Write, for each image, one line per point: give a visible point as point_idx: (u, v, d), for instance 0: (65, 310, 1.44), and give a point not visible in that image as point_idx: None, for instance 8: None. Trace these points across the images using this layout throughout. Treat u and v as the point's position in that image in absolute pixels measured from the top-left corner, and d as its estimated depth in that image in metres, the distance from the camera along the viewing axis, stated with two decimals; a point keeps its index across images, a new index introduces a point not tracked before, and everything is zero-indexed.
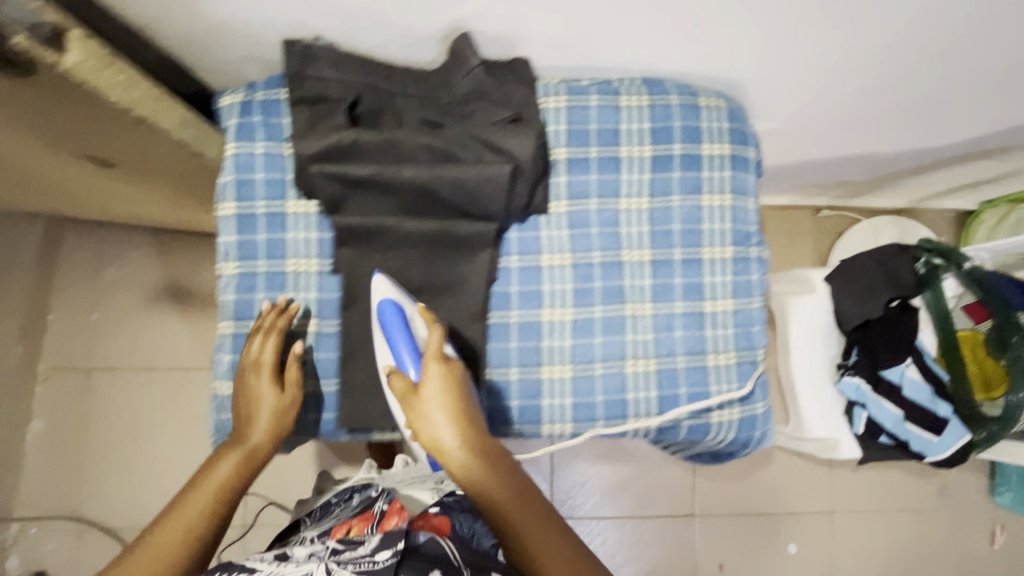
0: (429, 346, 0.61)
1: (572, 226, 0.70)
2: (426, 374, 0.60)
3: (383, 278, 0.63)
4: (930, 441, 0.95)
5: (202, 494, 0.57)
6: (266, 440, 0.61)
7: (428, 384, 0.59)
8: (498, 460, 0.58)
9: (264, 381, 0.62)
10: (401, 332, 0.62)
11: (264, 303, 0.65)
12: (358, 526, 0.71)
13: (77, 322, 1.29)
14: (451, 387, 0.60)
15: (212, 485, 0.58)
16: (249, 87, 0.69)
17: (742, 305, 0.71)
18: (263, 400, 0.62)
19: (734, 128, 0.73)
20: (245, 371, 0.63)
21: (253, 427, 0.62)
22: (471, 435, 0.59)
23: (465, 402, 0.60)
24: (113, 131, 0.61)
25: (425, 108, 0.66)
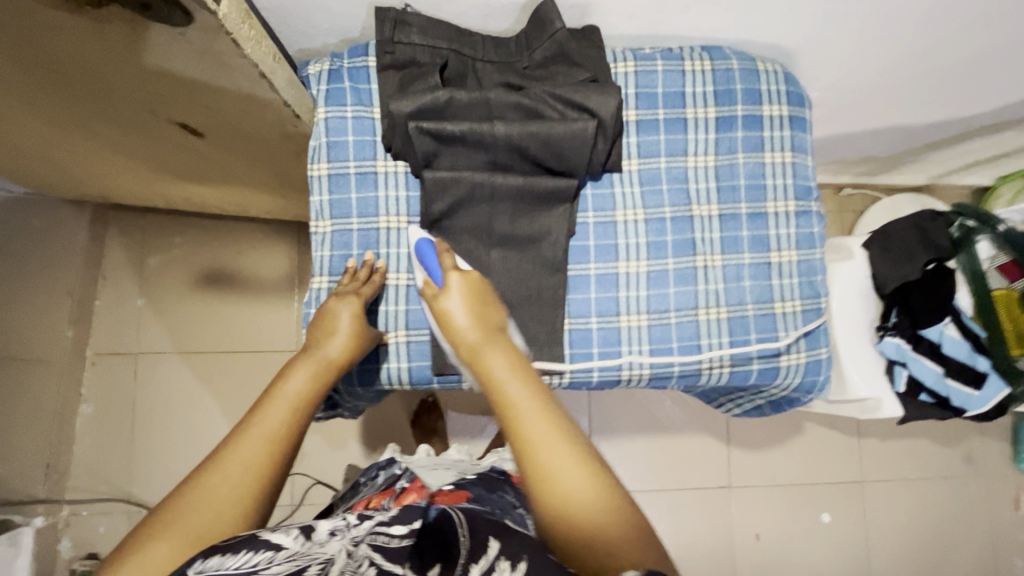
0: (443, 263, 0.63)
1: (643, 183, 0.74)
2: (445, 283, 0.61)
3: (420, 228, 0.67)
4: (971, 395, 1.00)
5: (281, 404, 0.56)
6: (340, 356, 0.63)
7: (449, 289, 0.61)
8: (513, 359, 0.56)
9: (349, 309, 0.65)
10: (430, 261, 0.64)
11: (353, 261, 0.68)
12: (378, 500, 0.74)
13: (124, 307, 1.31)
14: (471, 292, 0.61)
15: (290, 395, 0.57)
16: (335, 55, 0.71)
17: (806, 256, 0.76)
18: (342, 323, 0.64)
19: (791, 91, 0.76)
20: (328, 298, 0.66)
21: (333, 344, 0.63)
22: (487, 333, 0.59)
23: (484, 306, 0.61)
24: (222, 95, 0.64)
25: (504, 72, 0.69)
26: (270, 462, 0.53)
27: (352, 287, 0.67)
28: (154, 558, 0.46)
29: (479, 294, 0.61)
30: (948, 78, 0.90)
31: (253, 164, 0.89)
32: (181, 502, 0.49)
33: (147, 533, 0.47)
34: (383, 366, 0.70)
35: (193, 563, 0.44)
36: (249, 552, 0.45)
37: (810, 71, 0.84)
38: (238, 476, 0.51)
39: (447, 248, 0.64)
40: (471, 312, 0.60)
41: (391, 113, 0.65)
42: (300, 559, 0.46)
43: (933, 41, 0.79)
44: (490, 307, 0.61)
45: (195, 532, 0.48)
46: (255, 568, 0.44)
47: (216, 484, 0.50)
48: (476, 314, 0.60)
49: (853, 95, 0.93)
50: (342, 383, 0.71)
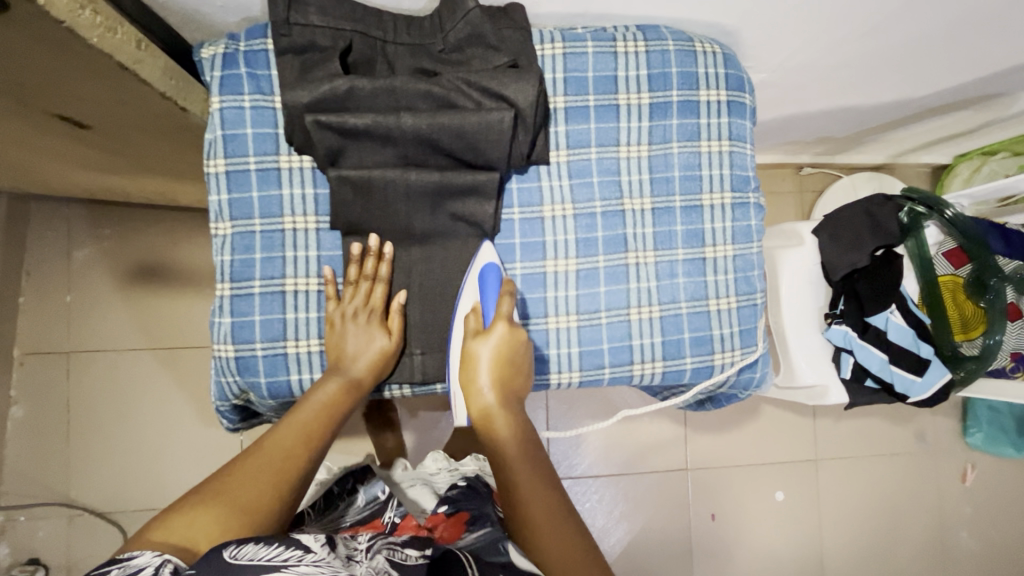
0: (499, 307, 0.64)
1: (572, 176, 0.70)
2: (490, 329, 0.63)
3: (491, 246, 0.67)
4: (914, 381, 0.98)
5: (313, 407, 0.61)
6: (367, 373, 0.65)
7: (489, 339, 0.63)
8: (518, 427, 0.64)
9: (381, 339, 0.65)
10: (489, 288, 0.66)
11: (358, 248, 0.65)
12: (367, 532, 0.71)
13: (53, 304, 1.23)
14: (510, 347, 0.64)
15: (320, 401, 0.62)
16: (231, 37, 0.64)
17: (741, 250, 0.73)
18: (366, 342, 0.64)
19: (730, 74, 0.72)
20: (356, 313, 0.65)
21: (358, 364, 0.64)
22: (507, 380, 0.64)
23: (512, 368, 0.64)
24: (90, 86, 0.56)
25: (418, 57, 0.64)
26: (303, 457, 0.58)
27: (379, 298, 0.66)
28: (199, 524, 0.49)
29: (516, 352, 0.64)
30: (901, 57, 0.86)
31: (163, 154, 0.82)
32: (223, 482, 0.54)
33: (193, 502, 0.51)
34: (290, 378, 0.66)
35: (229, 547, 0.45)
36: (281, 547, 0.46)
37: (754, 51, 0.79)
38: (277, 464, 0.57)
39: (510, 292, 0.64)
40: (496, 370, 0.64)
41: (287, 105, 0.60)
42: (325, 565, 0.46)
43: (886, 18, 0.74)
44: (517, 371, 0.65)
45: (237, 502, 0.52)
46: (284, 563, 0.45)
47: (257, 468, 0.56)
48: (502, 375, 0.64)
49: (803, 75, 0.88)
50: (254, 396, 0.67)
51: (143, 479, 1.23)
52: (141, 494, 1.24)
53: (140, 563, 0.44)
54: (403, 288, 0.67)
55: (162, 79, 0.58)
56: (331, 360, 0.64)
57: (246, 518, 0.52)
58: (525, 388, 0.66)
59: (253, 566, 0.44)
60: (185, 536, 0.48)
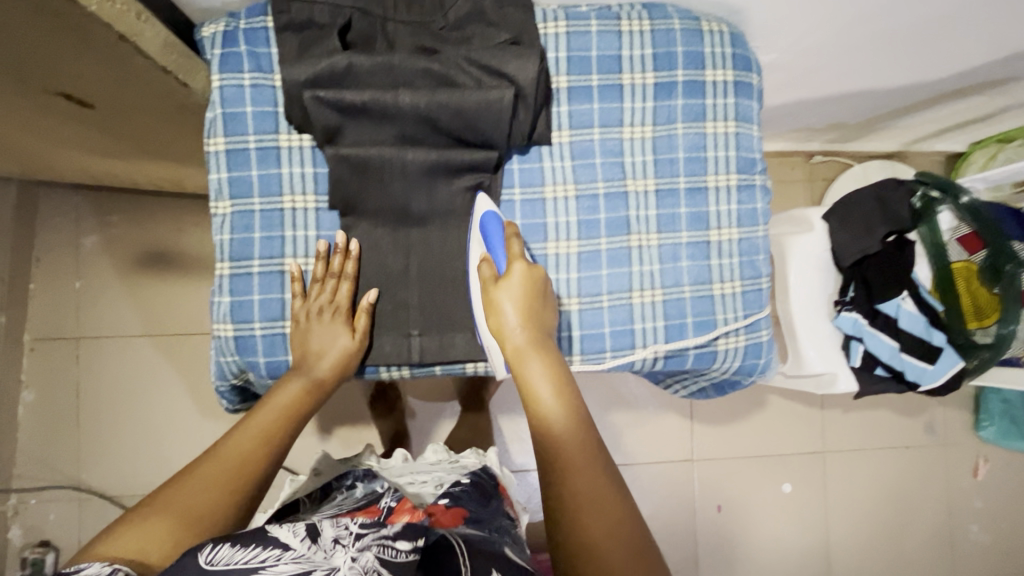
0: (509, 250, 0.64)
1: (574, 156, 0.69)
2: (508, 272, 0.63)
3: (485, 198, 0.65)
4: (926, 369, 0.97)
5: (270, 410, 0.61)
6: (331, 374, 0.64)
7: (510, 280, 0.62)
8: (553, 368, 0.59)
9: (344, 338, 0.65)
10: (493, 235, 0.64)
11: (324, 246, 0.64)
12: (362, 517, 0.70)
13: (62, 290, 1.25)
14: (528, 288, 0.63)
15: (281, 402, 0.62)
16: (231, 16, 0.64)
17: (747, 233, 0.72)
18: (330, 341, 0.64)
19: (737, 53, 0.70)
20: (320, 312, 0.64)
21: (321, 364, 0.64)
22: (534, 329, 0.62)
23: (538, 306, 0.63)
24: (90, 59, 0.56)
25: (417, 34, 0.63)
26: (261, 461, 0.57)
27: (345, 298, 0.65)
28: (150, 535, 0.48)
29: (535, 291, 0.63)
30: (913, 37, 0.84)
31: (166, 137, 0.82)
32: (178, 489, 0.53)
33: (146, 513, 0.50)
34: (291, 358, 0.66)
35: (205, 551, 0.45)
36: (258, 547, 0.46)
37: (762, 31, 0.78)
38: (235, 469, 0.55)
39: (515, 234, 0.65)
40: (523, 312, 0.62)
41: (285, 82, 0.59)
42: (306, 562, 0.46)
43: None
44: (543, 309, 0.63)
45: (192, 511, 0.51)
46: (263, 564, 0.45)
47: (212, 474, 0.54)
48: (527, 317, 0.62)
49: (812, 57, 0.86)
50: (254, 375, 0.67)
51: (151, 463, 1.24)
52: (149, 478, 1.25)
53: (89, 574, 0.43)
54: (394, 273, 0.66)
55: (162, 54, 0.58)
56: (295, 359, 0.65)
57: (198, 526, 0.51)
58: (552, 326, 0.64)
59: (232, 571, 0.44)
60: (136, 548, 0.47)
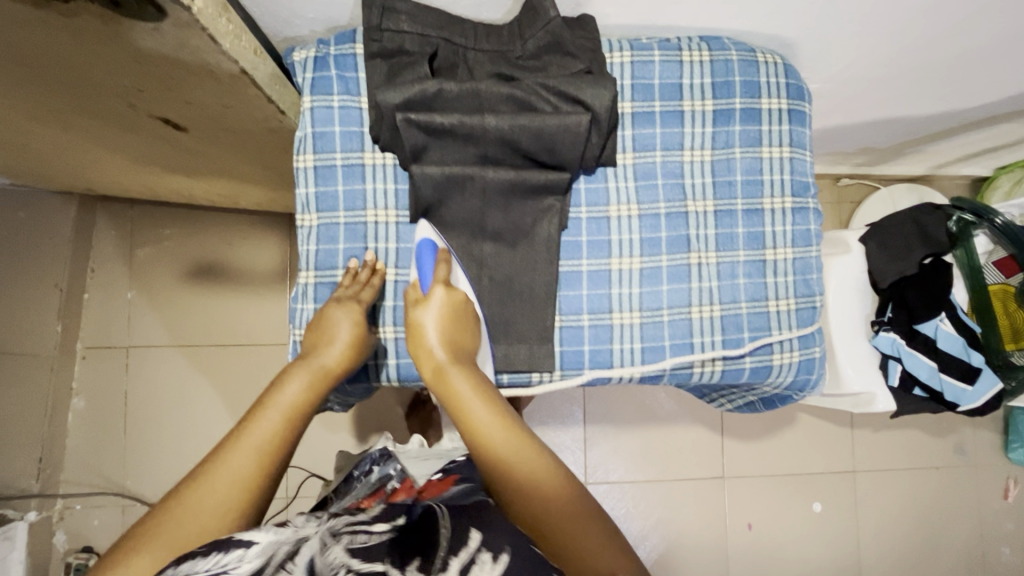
0: (434, 273, 0.65)
1: (638, 178, 0.73)
2: (429, 296, 0.65)
3: (425, 224, 0.68)
4: (965, 390, 0.99)
5: (274, 413, 0.56)
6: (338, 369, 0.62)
7: (429, 304, 0.64)
8: (476, 384, 0.61)
9: (352, 327, 0.63)
10: (425, 260, 0.66)
11: (354, 264, 0.67)
12: (367, 501, 0.71)
13: (113, 300, 1.29)
14: (450, 310, 0.65)
15: (283, 403, 0.57)
16: (322, 42, 0.68)
17: (801, 253, 0.75)
18: (342, 330, 0.63)
19: (790, 83, 0.74)
20: (334, 303, 0.64)
21: (329, 353, 0.62)
22: (455, 345, 0.64)
23: (460, 328, 0.65)
24: (201, 86, 0.61)
25: (497, 63, 0.67)
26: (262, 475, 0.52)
27: (365, 296, 0.66)
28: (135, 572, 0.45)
29: (457, 313, 0.65)
30: (951, 68, 0.88)
31: (240, 157, 0.86)
32: (172, 509, 0.48)
33: (125, 548, 0.46)
34: (372, 364, 0.70)
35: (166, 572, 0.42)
36: (219, 552, 0.44)
37: (809, 61, 0.82)
38: (234, 487, 0.50)
39: (446, 257, 0.65)
40: (443, 330, 0.64)
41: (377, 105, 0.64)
42: (269, 552, 0.44)
43: (939, 31, 0.77)
44: (465, 330, 0.65)
45: (177, 541, 0.47)
46: (224, 568, 0.42)
47: (206, 497, 0.49)
48: (449, 335, 0.64)
49: (851, 87, 0.91)
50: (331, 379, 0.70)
51: None
52: None
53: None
54: (472, 281, 0.69)
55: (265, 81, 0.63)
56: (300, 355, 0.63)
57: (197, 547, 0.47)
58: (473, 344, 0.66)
59: None
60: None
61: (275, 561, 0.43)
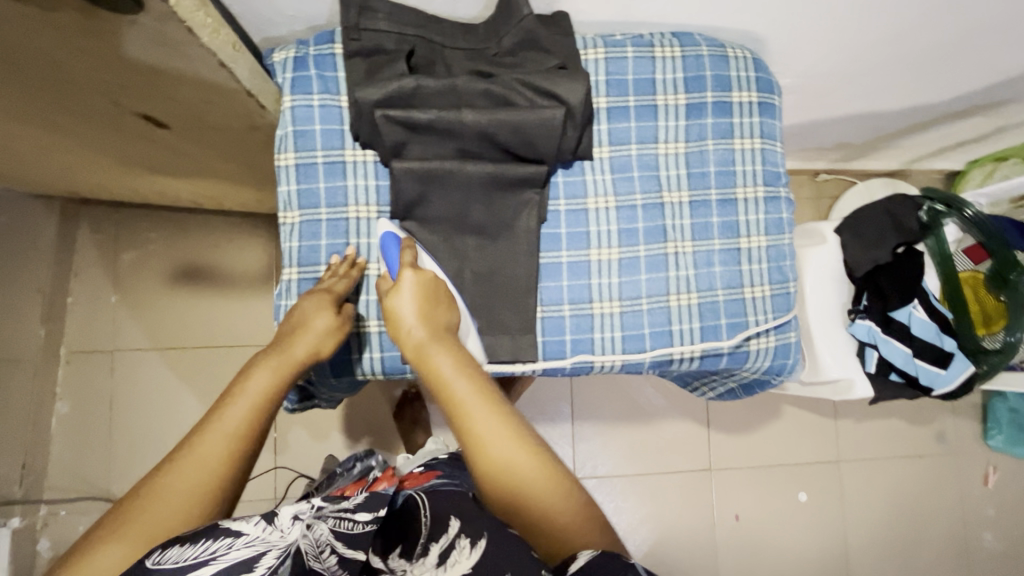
0: (401, 258, 0.64)
1: (614, 171, 0.75)
2: (399, 279, 0.62)
3: (389, 221, 0.68)
4: (939, 373, 1.01)
5: (242, 402, 0.54)
6: (304, 357, 0.61)
7: (403, 286, 0.61)
8: (460, 359, 0.57)
9: (328, 319, 0.64)
10: (392, 255, 0.65)
11: (336, 259, 0.68)
12: (352, 490, 0.83)
13: (97, 304, 1.28)
14: (423, 290, 0.62)
15: (253, 393, 0.55)
16: (301, 43, 0.70)
17: (774, 241, 0.77)
18: (316, 319, 0.63)
19: (760, 77, 0.77)
20: (309, 295, 0.65)
21: (295, 347, 0.61)
22: (433, 324, 0.60)
23: (435, 304, 0.61)
24: (181, 83, 0.61)
25: (474, 60, 0.69)
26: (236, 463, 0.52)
27: (341, 288, 0.66)
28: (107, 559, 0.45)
29: (431, 292, 0.62)
30: (917, 62, 0.91)
31: (223, 156, 0.87)
32: (138, 504, 0.48)
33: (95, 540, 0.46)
34: (356, 357, 0.71)
35: (151, 554, 0.44)
36: (207, 540, 0.46)
37: (780, 57, 0.84)
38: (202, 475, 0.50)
39: (410, 245, 0.65)
40: (419, 309, 0.60)
41: (356, 102, 0.65)
42: (259, 545, 0.48)
43: (902, 24, 0.79)
44: (441, 307, 0.62)
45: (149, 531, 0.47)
46: (213, 556, 0.46)
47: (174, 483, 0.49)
48: (426, 315, 0.60)
49: (822, 81, 0.93)
50: (316, 373, 0.71)
51: None
52: None
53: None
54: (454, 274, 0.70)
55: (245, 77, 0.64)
56: (274, 343, 0.62)
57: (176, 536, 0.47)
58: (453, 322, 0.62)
59: (180, 569, 0.44)
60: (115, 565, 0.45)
61: (266, 561, 0.47)
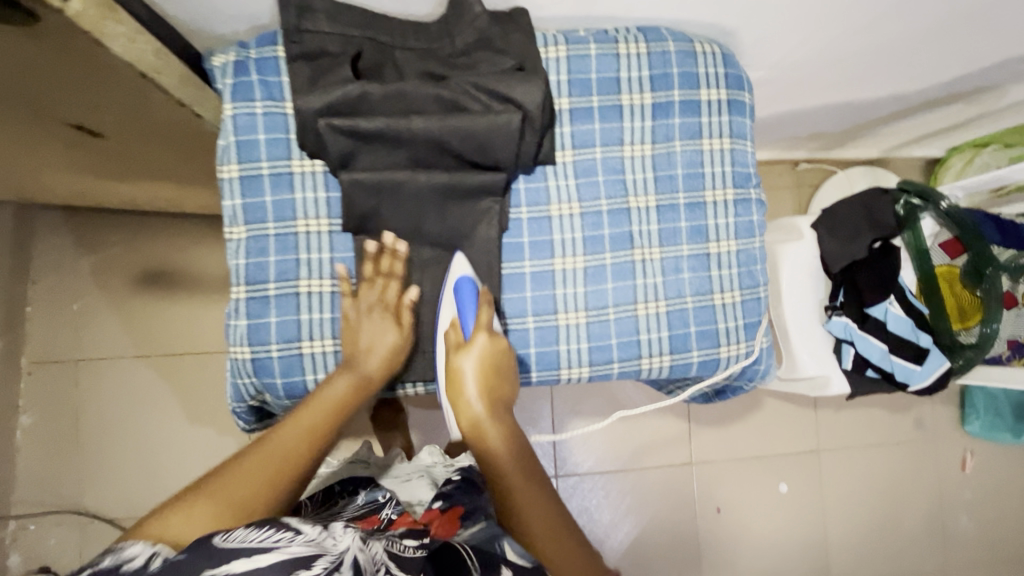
0: (477, 317, 0.65)
1: (578, 175, 0.71)
2: (471, 341, 0.64)
3: (462, 258, 0.67)
4: (914, 369, 1.00)
5: (317, 409, 0.61)
6: (377, 372, 0.65)
7: (472, 349, 0.64)
8: (512, 435, 0.64)
9: (391, 335, 0.66)
10: (465, 300, 0.65)
11: (345, 275, 0.66)
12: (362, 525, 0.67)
13: (57, 312, 1.22)
14: (492, 356, 0.65)
15: (327, 400, 0.62)
16: (241, 45, 0.65)
17: (744, 245, 0.75)
18: (388, 333, 0.66)
19: (729, 73, 0.73)
20: (369, 308, 0.66)
21: (370, 360, 0.65)
22: (492, 393, 0.64)
23: (497, 376, 0.65)
24: (106, 93, 0.57)
25: (426, 61, 0.65)
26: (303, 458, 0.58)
27: (393, 296, 0.67)
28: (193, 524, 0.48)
29: (498, 361, 0.65)
30: (897, 52, 0.88)
31: (171, 162, 0.82)
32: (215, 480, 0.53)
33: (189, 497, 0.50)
34: (304, 379, 0.67)
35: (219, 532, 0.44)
36: (272, 528, 0.45)
37: (753, 49, 0.80)
38: (271, 465, 0.56)
39: (488, 301, 0.65)
40: (482, 381, 0.64)
41: (299, 111, 0.61)
42: (318, 545, 0.44)
43: (880, 14, 0.76)
44: (503, 379, 0.65)
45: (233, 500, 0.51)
46: (276, 544, 0.43)
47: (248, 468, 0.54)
48: (487, 385, 0.64)
49: (801, 71, 0.90)
50: (271, 396, 0.68)
51: (153, 484, 1.22)
52: (153, 500, 1.23)
53: (130, 555, 0.44)
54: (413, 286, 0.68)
55: (179, 86, 0.61)
56: (345, 357, 0.66)
57: (244, 519, 0.51)
58: (512, 394, 0.66)
59: (243, 550, 0.43)
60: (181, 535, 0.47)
61: (323, 562, 0.43)
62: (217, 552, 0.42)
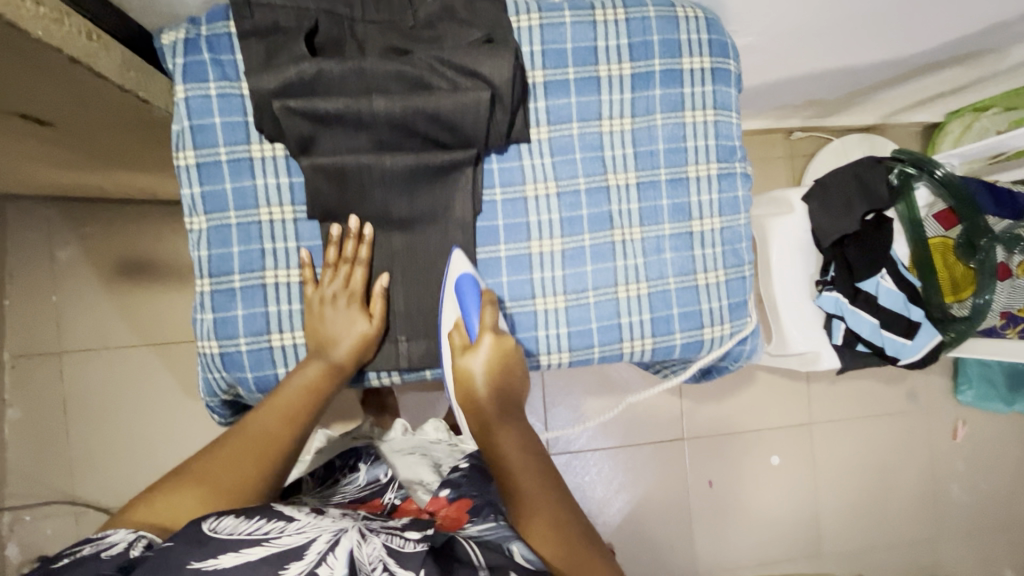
0: (483, 319, 0.64)
1: (554, 153, 0.68)
2: (477, 343, 0.64)
3: (461, 258, 0.65)
4: (905, 344, 0.99)
5: (293, 393, 0.60)
6: (349, 357, 0.63)
7: (479, 351, 0.64)
8: (524, 439, 0.62)
9: (362, 323, 0.64)
10: (469, 303, 0.64)
11: (308, 258, 0.64)
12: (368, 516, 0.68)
13: (35, 304, 1.19)
14: (499, 358, 0.65)
15: (301, 384, 0.61)
16: (192, 20, 0.61)
17: (728, 222, 0.72)
18: (358, 320, 0.64)
19: (714, 39, 0.69)
20: (335, 297, 0.64)
21: (339, 348, 0.63)
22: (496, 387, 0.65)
23: (505, 374, 0.65)
24: (41, 79, 0.54)
25: (388, 34, 0.61)
26: (286, 441, 0.57)
27: (359, 282, 0.64)
28: (178, 507, 0.49)
29: (508, 360, 0.65)
30: (889, 15, 0.83)
31: (132, 149, 0.79)
32: (196, 469, 0.52)
33: (174, 483, 0.51)
34: (274, 373, 0.65)
35: (207, 520, 0.43)
36: (260, 521, 0.44)
37: (739, 14, 0.76)
38: (255, 449, 0.55)
39: (492, 301, 0.64)
40: (491, 377, 0.65)
41: (253, 93, 0.58)
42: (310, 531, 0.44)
43: None
44: (512, 376, 0.66)
45: (218, 484, 0.51)
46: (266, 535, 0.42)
47: (234, 456, 0.54)
48: (494, 381, 0.65)
49: (790, 37, 0.85)
50: (243, 390, 0.66)
51: (145, 473, 1.22)
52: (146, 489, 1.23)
53: (114, 541, 0.44)
54: (384, 271, 0.66)
55: (121, 72, 0.58)
56: (313, 341, 0.64)
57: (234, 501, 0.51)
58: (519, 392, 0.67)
59: (235, 539, 0.41)
60: (169, 517, 0.48)
61: (319, 544, 0.42)
62: (210, 542, 0.41)
